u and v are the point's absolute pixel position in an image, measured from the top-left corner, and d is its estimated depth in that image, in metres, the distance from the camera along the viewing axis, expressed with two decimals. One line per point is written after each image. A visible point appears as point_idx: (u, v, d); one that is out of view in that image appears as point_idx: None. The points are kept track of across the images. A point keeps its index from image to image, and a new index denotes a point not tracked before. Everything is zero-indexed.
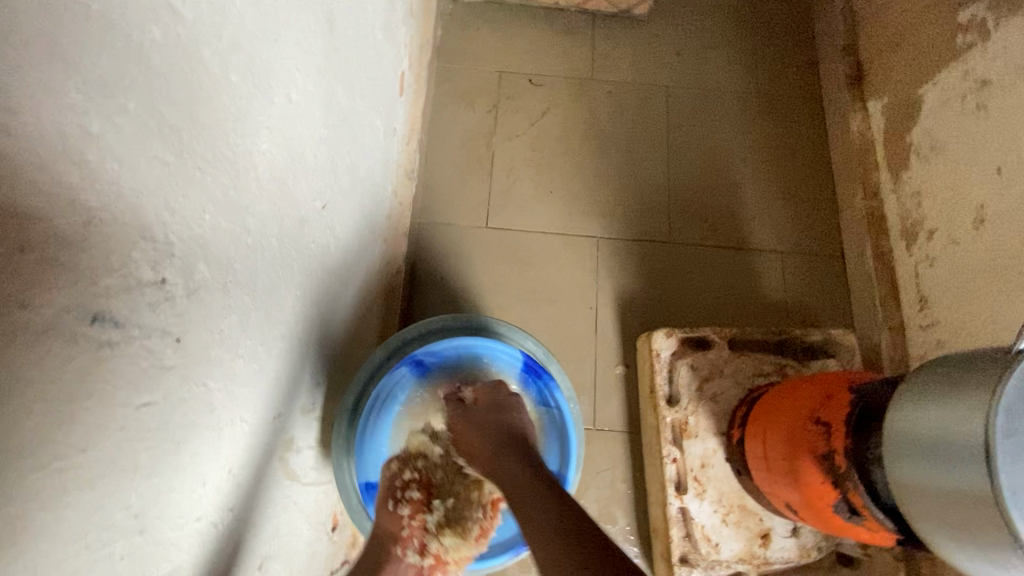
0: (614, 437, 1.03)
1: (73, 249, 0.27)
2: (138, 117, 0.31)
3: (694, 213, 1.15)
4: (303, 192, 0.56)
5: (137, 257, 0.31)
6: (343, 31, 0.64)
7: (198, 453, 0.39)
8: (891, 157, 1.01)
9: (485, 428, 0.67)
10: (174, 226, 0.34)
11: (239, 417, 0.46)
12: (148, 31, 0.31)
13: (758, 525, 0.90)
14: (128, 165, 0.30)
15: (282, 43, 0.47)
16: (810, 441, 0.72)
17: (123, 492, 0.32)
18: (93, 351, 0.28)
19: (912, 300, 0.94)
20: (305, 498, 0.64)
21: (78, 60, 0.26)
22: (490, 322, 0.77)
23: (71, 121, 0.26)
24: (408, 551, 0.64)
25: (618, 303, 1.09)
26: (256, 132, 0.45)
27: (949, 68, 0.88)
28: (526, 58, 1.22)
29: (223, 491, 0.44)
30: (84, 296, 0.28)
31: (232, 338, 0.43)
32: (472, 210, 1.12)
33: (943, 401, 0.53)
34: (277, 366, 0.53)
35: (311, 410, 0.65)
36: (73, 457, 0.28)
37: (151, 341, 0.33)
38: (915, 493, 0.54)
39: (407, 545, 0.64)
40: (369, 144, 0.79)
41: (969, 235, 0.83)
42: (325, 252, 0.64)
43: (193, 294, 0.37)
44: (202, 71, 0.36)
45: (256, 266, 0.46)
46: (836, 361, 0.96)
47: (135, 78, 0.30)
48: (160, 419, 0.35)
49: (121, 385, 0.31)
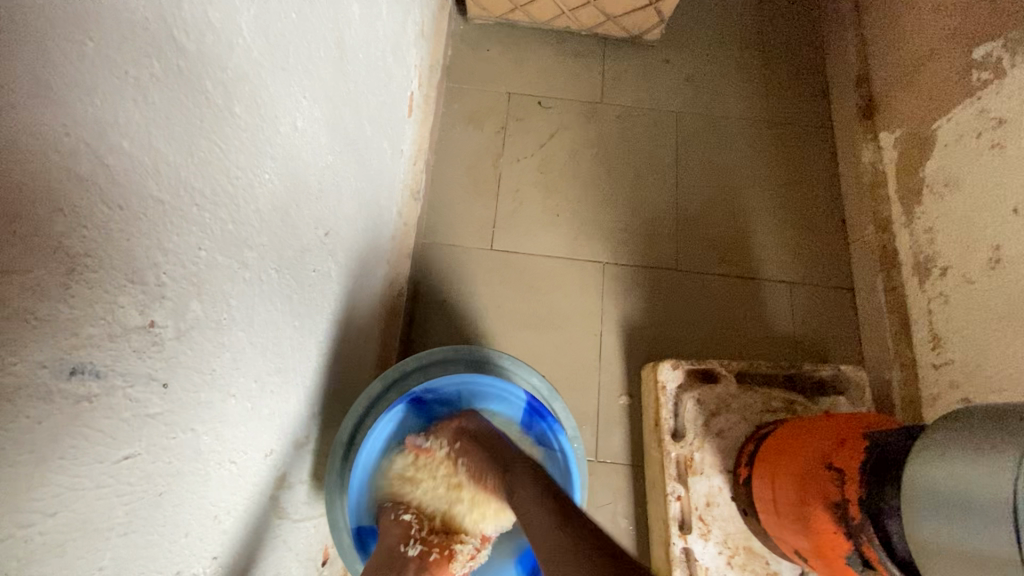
0: (616, 471, 1.00)
1: (52, 302, 0.25)
2: (132, 156, 0.29)
3: (702, 241, 1.14)
4: (306, 222, 0.54)
5: (124, 303, 0.29)
6: (354, 56, 0.63)
7: (182, 502, 0.37)
8: (903, 191, 1.00)
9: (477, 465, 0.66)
10: (165, 266, 0.33)
11: (229, 459, 0.43)
12: (148, 66, 0.30)
13: (764, 568, 0.87)
14: (119, 207, 0.28)
15: (289, 71, 0.46)
16: (822, 487, 0.69)
17: (96, 555, 0.30)
18: (69, 408, 0.27)
19: (924, 337, 0.91)
20: (295, 535, 0.61)
21: (68, 100, 0.25)
22: (493, 356, 0.75)
23: (60, 166, 0.25)
24: (409, 544, 0.63)
25: (623, 331, 1.07)
26: (259, 161, 0.43)
27: (963, 105, 0.87)
28: (536, 81, 1.21)
29: (208, 539, 0.41)
30: (63, 350, 0.26)
31: (224, 377, 0.41)
32: (478, 232, 1.10)
33: (971, 459, 0.50)
34: (272, 404, 0.51)
35: (306, 444, 0.62)
36: (41, 523, 0.26)
37: (135, 390, 0.31)
38: (941, 553, 0.52)
39: (409, 539, 0.64)
40: (375, 167, 0.78)
41: (984, 274, 0.80)
42: (327, 279, 0.62)
43: (185, 335, 0.35)
44: (205, 103, 0.35)
45: (252, 301, 0.45)
46: (847, 399, 0.93)
47: (130, 115, 0.29)
48: (142, 471, 0.33)
49: (101, 440, 0.29)
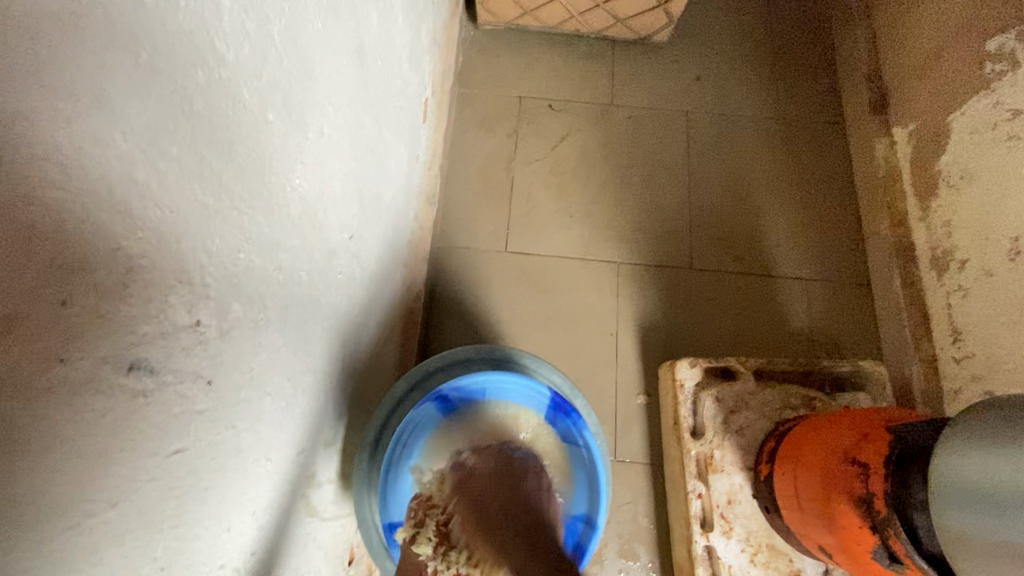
0: (636, 470, 1.00)
1: (113, 300, 0.26)
2: (180, 162, 0.30)
3: (716, 239, 1.14)
4: (332, 225, 0.56)
5: (174, 302, 0.31)
6: (373, 62, 0.65)
7: (224, 497, 0.38)
8: (919, 185, 0.99)
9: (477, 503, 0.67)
10: (209, 267, 0.34)
11: (265, 456, 0.44)
12: (193, 75, 0.31)
13: (788, 566, 0.86)
14: (170, 210, 0.30)
15: (316, 78, 0.48)
16: (846, 482, 0.69)
17: (151, 545, 0.31)
18: (128, 402, 0.28)
19: (945, 331, 0.91)
20: (324, 534, 0.62)
21: (126, 109, 0.26)
22: (514, 355, 0.76)
23: (118, 170, 0.26)
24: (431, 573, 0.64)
25: (638, 330, 1.07)
26: (290, 167, 0.45)
27: (978, 97, 0.87)
28: (546, 84, 1.23)
29: (246, 534, 0.43)
30: (121, 346, 0.27)
31: (261, 376, 0.42)
32: (492, 234, 1.12)
33: (997, 447, 0.50)
34: (302, 403, 0.52)
35: (333, 444, 0.63)
36: (103, 513, 0.27)
37: (184, 386, 0.32)
38: (968, 545, 0.51)
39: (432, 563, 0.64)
40: (393, 172, 0.79)
41: (1004, 265, 0.80)
42: (351, 282, 0.63)
43: (226, 334, 0.37)
44: (242, 111, 0.36)
45: (286, 302, 0.46)
46: (868, 394, 0.92)
47: (178, 123, 0.30)
48: (189, 465, 0.34)
49: (154, 434, 0.30)
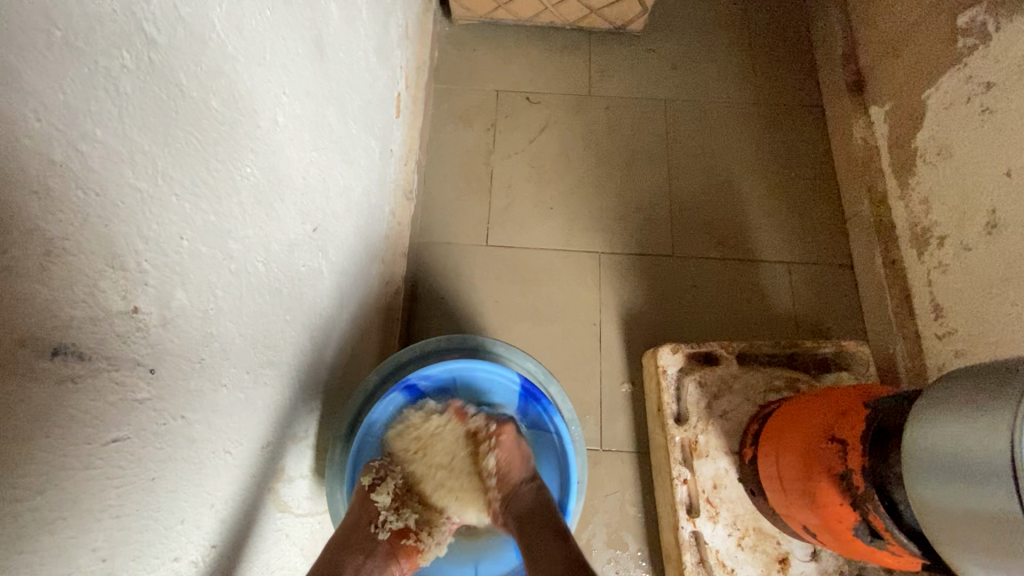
0: (622, 458, 1.00)
1: (30, 283, 0.26)
2: (106, 145, 0.30)
3: (697, 225, 1.14)
4: (292, 217, 0.55)
5: (105, 287, 0.30)
6: (335, 55, 0.64)
7: (175, 488, 0.38)
8: (896, 163, 0.99)
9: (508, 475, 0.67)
10: (146, 253, 0.33)
11: (223, 449, 0.44)
12: (118, 57, 0.30)
13: (775, 549, 0.86)
14: (96, 193, 0.29)
15: (267, 66, 0.47)
16: (826, 460, 0.68)
17: (89, 536, 0.31)
18: (53, 388, 0.27)
19: (927, 307, 0.90)
20: (298, 530, 0.62)
21: (37, 88, 0.25)
22: (487, 344, 0.76)
23: (30, 150, 0.25)
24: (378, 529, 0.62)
25: (621, 319, 1.07)
26: (240, 156, 0.44)
27: (951, 72, 0.86)
28: (523, 77, 1.22)
29: (204, 528, 0.42)
30: (43, 329, 0.27)
31: (214, 367, 0.42)
32: (472, 228, 1.11)
33: (969, 416, 0.49)
34: (266, 395, 0.52)
35: (305, 439, 0.63)
36: (30, 501, 0.27)
37: (121, 374, 0.32)
38: (941, 514, 0.51)
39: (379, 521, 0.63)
40: (363, 166, 0.78)
41: (982, 239, 0.79)
42: (318, 275, 0.63)
43: (170, 322, 0.36)
44: (179, 96, 0.36)
45: (241, 293, 0.45)
46: (851, 374, 0.92)
47: (103, 105, 0.29)
48: (132, 455, 0.33)
49: (87, 422, 0.30)
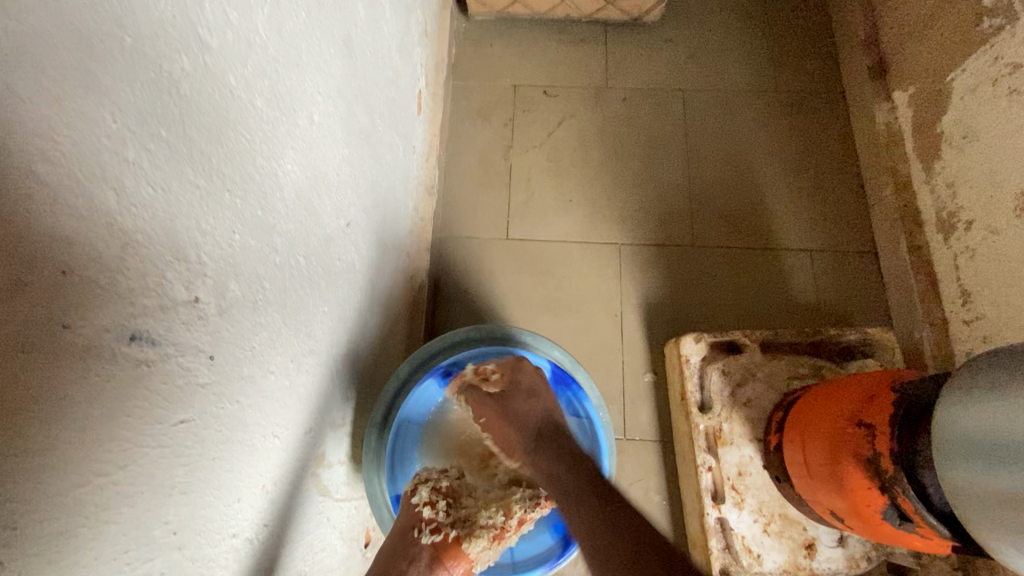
0: (646, 447, 1.01)
1: (110, 273, 0.28)
2: (170, 144, 0.32)
3: (717, 214, 1.14)
4: (327, 212, 0.57)
5: (171, 278, 0.32)
6: (362, 53, 0.66)
7: (231, 469, 0.40)
8: (922, 147, 0.98)
9: (513, 411, 0.69)
10: (205, 247, 0.35)
11: (272, 434, 0.46)
12: (178, 60, 0.32)
13: (802, 535, 0.86)
14: (162, 189, 0.31)
15: (303, 67, 0.49)
16: (854, 445, 0.69)
17: (163, 509, 0.33)
18: (131, 370, 0.30)
19: (954, 293, 0.90)
20: (337, 514, 0.64)
21: (113, 91, 0.27)
22: (514, 332, 0.79)
23: (107, 149, 0.27)
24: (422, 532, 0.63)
25: (643, 309, 1.07)
26: (281, 154, 0.46)
27: (977, 54, 0.85)
28: (541, 71, 1.23)
29: (258, 507, 0.44)
30: (122, 317, 0.29)
31: (263, 354, 0.44)
32: (493, 222, 1.13)
33: (1003, 398, 0.49)
34: (307, 384, 0.54)
35: (342, 426, 0.66)
36: (113, 474, 0.29)
37: (186, 359, 0.34)
38: (973, 495, 0.51)
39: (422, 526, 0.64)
40: (389, 163, 0.80)
41: (1010, 222, 0.79)
42: (351, 268, 0.65)
43: (226, 312, 0.38)
44: (229, 97, 0.38)
45: (284, 283, 0.48)
46: (876, 361, 0.92)
47: (166, 106, 0.31)
48: (196, 435, 0.36)
49: (159, 403, 0.32)
